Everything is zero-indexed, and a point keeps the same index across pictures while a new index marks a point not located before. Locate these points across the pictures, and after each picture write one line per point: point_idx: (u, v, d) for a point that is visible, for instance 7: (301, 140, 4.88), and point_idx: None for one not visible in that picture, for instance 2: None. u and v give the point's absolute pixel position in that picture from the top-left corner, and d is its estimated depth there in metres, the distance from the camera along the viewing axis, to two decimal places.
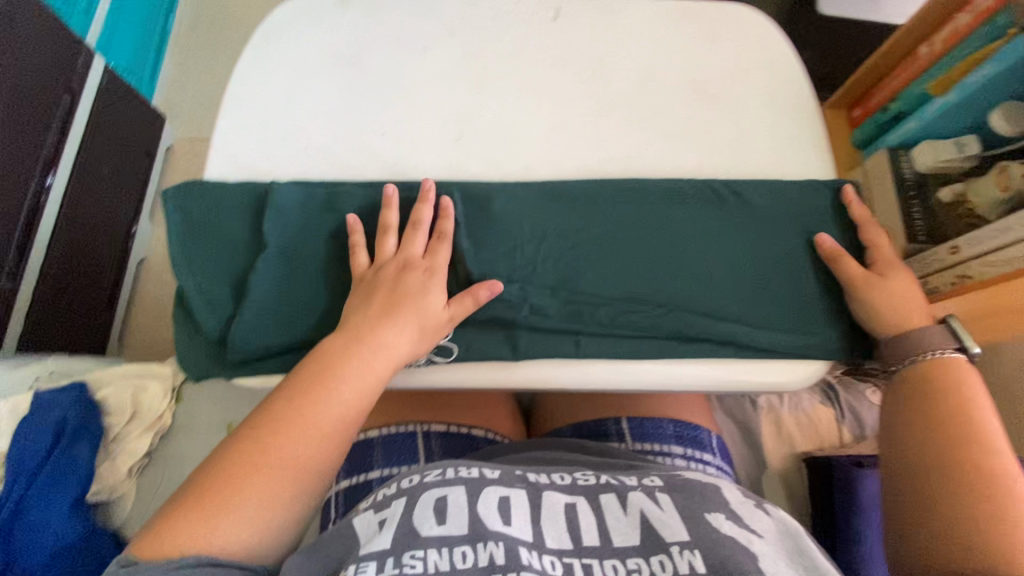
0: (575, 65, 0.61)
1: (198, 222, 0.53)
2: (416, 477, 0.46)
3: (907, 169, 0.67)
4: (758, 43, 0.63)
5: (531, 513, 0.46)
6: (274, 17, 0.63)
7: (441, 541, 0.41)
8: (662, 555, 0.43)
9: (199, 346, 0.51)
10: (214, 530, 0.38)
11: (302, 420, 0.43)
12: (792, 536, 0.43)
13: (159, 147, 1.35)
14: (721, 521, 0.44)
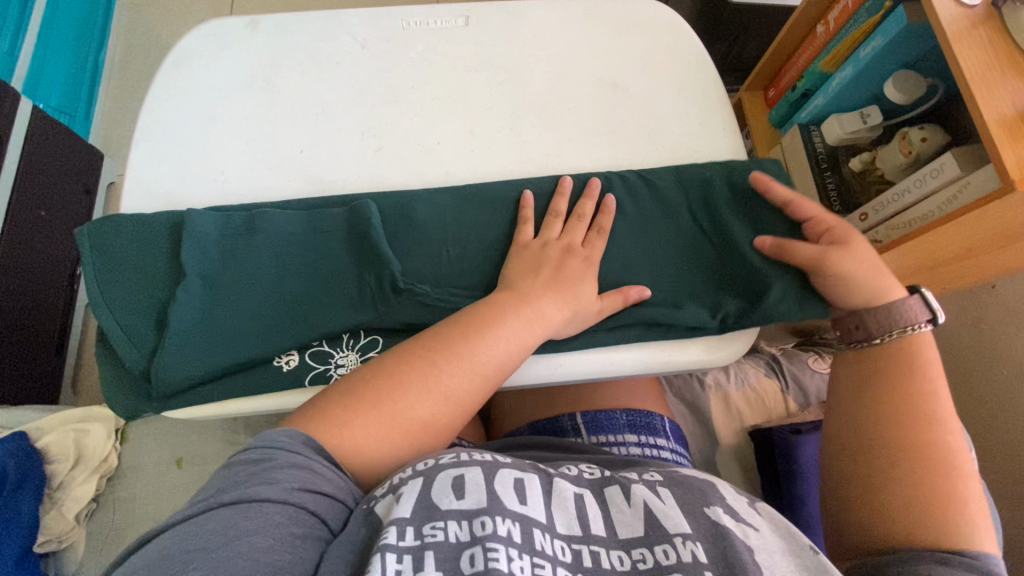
0: (487, 70, 0.63)
1: (114, 258, 0.52)
2: (430, 460, 0.46)
3: (819, 143, 0.69)
4: (664, 33, 0.65)
5: (543, 497, 0.45)
6: (182, 45, 0.63)
7: (461, 514, 0.42)
8: (666, 544, 0.43)
9: (127, 382, 0.50)
10: (337, 449, 0.44)
11: (467, 359, 0.47)
12: (788, 535, 0.45)
13: (100, 185, 1.32)
14: (720, 513, 0.45)
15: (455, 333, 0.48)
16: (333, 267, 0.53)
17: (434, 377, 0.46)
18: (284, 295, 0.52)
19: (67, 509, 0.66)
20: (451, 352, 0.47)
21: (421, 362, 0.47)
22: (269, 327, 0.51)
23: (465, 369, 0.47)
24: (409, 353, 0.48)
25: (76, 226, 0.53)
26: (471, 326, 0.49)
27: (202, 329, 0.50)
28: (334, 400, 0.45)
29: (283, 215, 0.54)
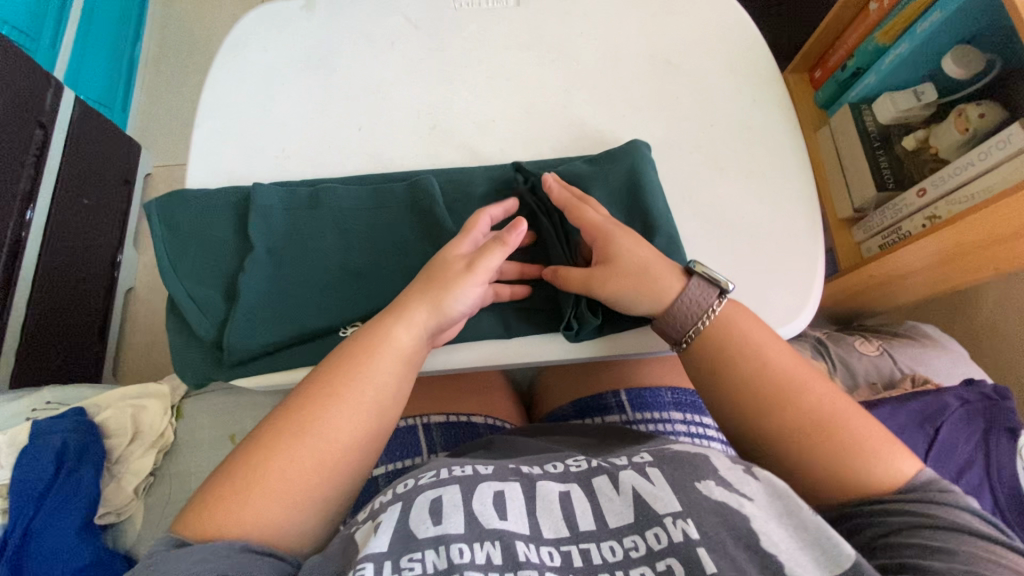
0: (539, 47, 0.63)
1: (183, 230, 0.54)
2: (411, 481, 0.45)
3: (870, 122, 0.71)
4: (716, 11, 0.65)
5: (527, 506, 0.44)
6: (239, 26, 0.64)
7: (438, 541, 0.41)
8: (657, 528, 0.41)
9: (197, 351, 0.52)
10: (244, 512, 0.40)
11: (307, 414, 0.44)
12: (783, 498, 0.42)
13: (137, 175, 1.34)
14: (712, 487, 0.43)
15: (322, 382, 0.45)
16: (395, 239, 0.54)
17: (296, 436, 0.43)
18: (347, 265, 0.53)
19: (126, 481, 0.68)
20: (333, 400, 0.44)
21: (283, 433, 0.43)
22: (334, 296, 0.52)
23: (355, 408, 0.45)
24: (277, 417, 0.44)
25: (146, 200, 0.55)
26: (338, 373, 0.46)
27: (269, 298, 0.51)
28: (223, 485, 0.41)
29: (344, 188, 0.55)
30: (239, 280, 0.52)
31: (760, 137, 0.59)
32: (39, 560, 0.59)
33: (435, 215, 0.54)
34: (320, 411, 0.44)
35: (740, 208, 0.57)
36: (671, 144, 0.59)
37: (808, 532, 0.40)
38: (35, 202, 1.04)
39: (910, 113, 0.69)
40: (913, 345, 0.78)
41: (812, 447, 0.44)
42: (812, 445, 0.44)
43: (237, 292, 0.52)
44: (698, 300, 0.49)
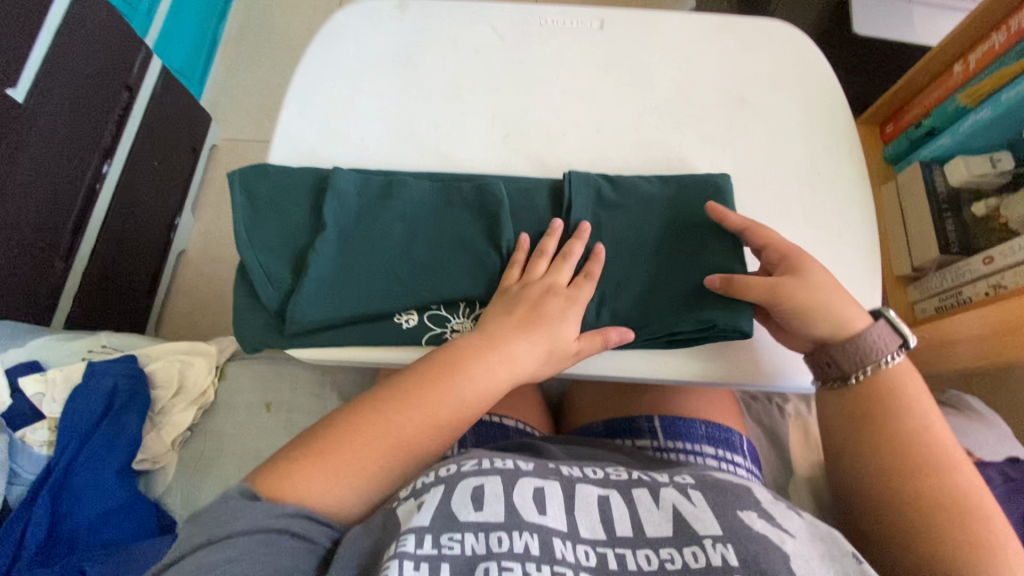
0: (618, 71, 0.64)
1: (262, 202, 0.57)
2: (453, 466, 0.46)
3: (940, 185, 0.71)
4: (797, 55, 0.65)
5: (565, 504, 0.45)
6: (336, 19, 0.67)
7: (477, 526, 0.42)
8: (695, 546, 0.43)
9: (260, 317, 0.55)
10: (319, 482, 0.42)
11: (402, 411, 0.46)
12: (827, 540, 0.44)
13: (204, 145, 1.41)
14: (754, 519, 0.45)
15: (422, 383, 0.47)
16: (456, 232, 0.56)
17: (383, 430, 0.45)
18: (410, 252, 0.55)
19: (165, 432, 0.71)
20: (422, 410, 0.46)
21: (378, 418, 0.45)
22: (394, 279, 0.54)
23: (441, 417, 0.47)
24: (371, 409, 0.46)
25: (231, 168, 0.58)
26: (433, 379, 0.48)
27: (332, 274, 0.54)
28: (314, 453, 0.43)
29: (416, 180, 0.57)
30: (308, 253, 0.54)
31: (828, 184, 0.60)
32: (76, 498, 0.64)
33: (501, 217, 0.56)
34: (410, 422, 0.46)
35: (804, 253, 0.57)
36: (740, 180, 0.60)
37: (849, 574, 0.41)
38: (112, 157, 1.10)
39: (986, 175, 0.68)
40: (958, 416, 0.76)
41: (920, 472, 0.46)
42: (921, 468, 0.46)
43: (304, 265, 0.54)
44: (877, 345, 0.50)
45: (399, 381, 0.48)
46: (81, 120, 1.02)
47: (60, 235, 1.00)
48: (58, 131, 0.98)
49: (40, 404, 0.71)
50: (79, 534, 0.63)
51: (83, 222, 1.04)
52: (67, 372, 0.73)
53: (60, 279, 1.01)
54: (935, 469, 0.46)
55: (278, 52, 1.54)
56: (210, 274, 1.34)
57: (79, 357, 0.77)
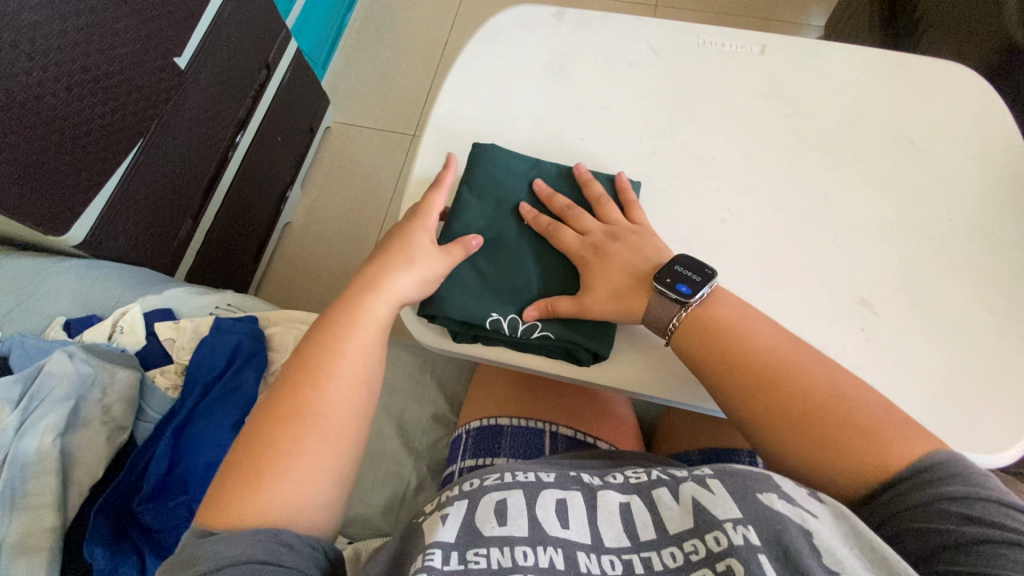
0: (775, 99, 0.62)
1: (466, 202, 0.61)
2: (476, 481, 0.49)
3: None
4: (976, 101, 0.61)
5: (588, 515, 0.46)
6: (494, 21, 0.69)
7: (503, 540, 0.43)
8: (715, 531, 0.41)
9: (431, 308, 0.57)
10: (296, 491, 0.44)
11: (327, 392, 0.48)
12: (854, 519, 0.40)
13: (319, 127, 1.49)
14: (773, 499, 0.42)
15: (309, 366, 0.49)
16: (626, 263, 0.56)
17: (320, 418, 0.46)
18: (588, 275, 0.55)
19: None
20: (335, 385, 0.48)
21: (304, 414, 0.46)
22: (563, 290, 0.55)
23: (349, 385, 0.49)
24: (271, 407, 0.47)
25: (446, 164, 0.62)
26: (322, 357, 0.49)
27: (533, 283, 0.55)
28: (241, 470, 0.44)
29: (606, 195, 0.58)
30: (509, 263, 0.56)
31: (999, 242, 0.55)
32: (194, 440, 0.68)
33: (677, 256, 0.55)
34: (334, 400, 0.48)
35: (972, 317, 0.53)
36: (900, 229, 0.56)
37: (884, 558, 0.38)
38: (245, 129, 1.18)
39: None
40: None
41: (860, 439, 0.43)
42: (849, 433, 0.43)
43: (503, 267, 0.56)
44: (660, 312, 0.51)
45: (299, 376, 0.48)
46: (228, 92, 1.11)
47: (194, 194, 1.08)
48: (207, 100, 1.05)
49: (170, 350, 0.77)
50: (194, 471, 0.67)
51: (213, 185, 1.12)
52: (196, 323, 0.77)
53: (188, 236, 1.09)
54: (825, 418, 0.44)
55: (398, 45, 1.61)
56: (310, 249, 1.41)
57: (208, 313, 0.82)
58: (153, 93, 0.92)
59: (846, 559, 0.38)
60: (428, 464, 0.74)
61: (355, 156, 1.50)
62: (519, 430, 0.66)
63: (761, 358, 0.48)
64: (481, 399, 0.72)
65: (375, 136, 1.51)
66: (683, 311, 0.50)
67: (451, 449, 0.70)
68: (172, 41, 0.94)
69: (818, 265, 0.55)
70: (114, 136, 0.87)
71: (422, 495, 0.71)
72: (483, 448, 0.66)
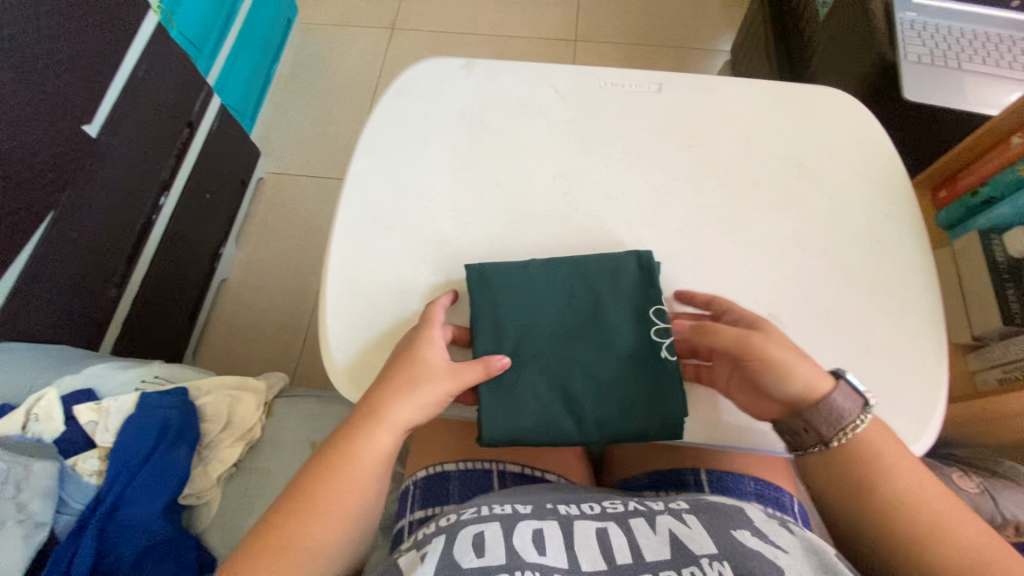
0: (675, 133, 0.66)
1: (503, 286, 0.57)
2: (454, 517, 0.51)
3: (999, 253, 0.71)
4: (852, 123, 0.66)
5: (564, 542, 0.49)
6: (406, 75, 0.71)
7: (481, 570, 0.45)
8: (693, 566, 0.45)
9: (358, 358, 0.57)
10: None
11: (329, 500, 0.49)
12: (817, 552, 0.47)
13: (252, 179, 1.47)
14: (747, 536, 0.48)
15: (318, 480, 0.50)
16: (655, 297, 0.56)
17: (299, 547, 0.47)
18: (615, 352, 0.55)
19: (212, 467, 0.73)
20: (327, 506, 0.49)
21: (290, 538, 0.47)
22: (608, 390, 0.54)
23: (343, 514, 0.49)
24: (280, 512, 0.48)
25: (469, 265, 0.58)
26: (336, 467, 0.50)
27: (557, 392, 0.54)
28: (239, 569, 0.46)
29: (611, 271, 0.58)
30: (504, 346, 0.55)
31: (885, 249, 0.60)
32: (121, 528, 0.65)
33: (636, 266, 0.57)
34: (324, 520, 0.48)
35: (866, 322, 0.57)
36: (797, 244, 0.60)
37: None
38: (170, 189, 1.14)
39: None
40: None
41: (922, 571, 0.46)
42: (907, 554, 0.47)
43: (517, 403, 0.54)
44: (844, 409, 0.49)
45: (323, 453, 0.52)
46: (146, 154, 1.08)
47: (116, 263, 1.03)
48: (124, 164, 1.02)
49: (93, 433, 0.72)
50: (120, 563, 0.63)
51: (138, 250, 1.08)
52: (120, 401, 0.73)
53: (112, 305, 1.04)
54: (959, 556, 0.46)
55: (328, 92, 1.62)
56: (250, 304, 1.37)
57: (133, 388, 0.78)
58: (62, 164, 0.88)
59: None
60: (379, 520, 0.73)
61: (290, 206, 1.48)
62: (466, 472, 0.66)
63: (876, 487, 0.49)
64: (426, 446, 0.71)
65: (309, 184, 1.50)
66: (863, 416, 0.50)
67: (400, 500, 0.69)
68: (80, 109, 0.91)
69: (727, 287, 0.58)
70: (19, 212, 0.83)
71: (374, 554, 0.69)
72: (431, 497, 0.65)
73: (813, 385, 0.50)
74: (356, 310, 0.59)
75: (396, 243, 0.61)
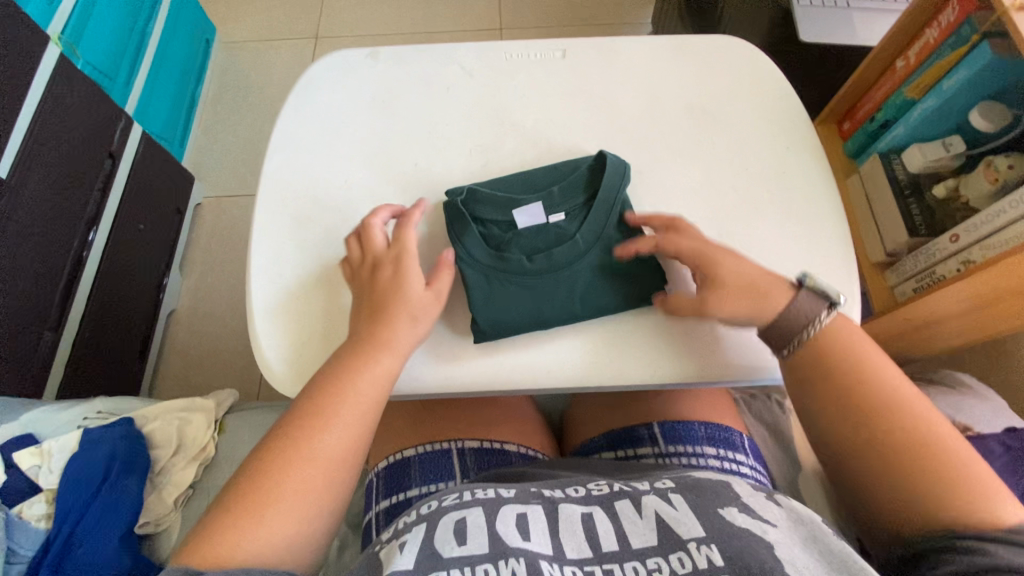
0: (583, 96, 0.68)
1: (486, 203, 0.60)
2: (435, 504, 0.47)
3: (900, 171, 0.76)
4: (750, 66, 0.69)
5: (549, 527, 0.45)
6: (313, 70, 0.70)
7: (463, 561, 0.41)
8: (681, 553, 0.42)
9: (290, 358, 0.57)
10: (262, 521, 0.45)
11: (329, 415, 0.50)
12: (807, 523, 0.44)
13: (189, 205, 1.43)
14: (735, 513, 0.44)
15: (313, 415, 0.50)
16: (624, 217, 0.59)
17: (303, 454, 0.48)
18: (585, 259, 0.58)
19: (167, 492, 0.74)
20: (331, 418, 0.50)
21: (295, 446, 0.49)
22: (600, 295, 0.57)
23: (345, 427, 0.50)
24: (277, 443, 0.49)
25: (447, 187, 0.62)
26: (330, 396, 0.51)
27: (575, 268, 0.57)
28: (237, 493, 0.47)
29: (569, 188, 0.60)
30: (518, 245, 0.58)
31: (792, 181, 0.63)
32: (75, 569, 0.62)
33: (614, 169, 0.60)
34: (327, 429, 0.50)
35: (780, 249, 0.59)
36: (709, 186, 0.62)
37: (834, 556, 0.41)
38: (98, 224, 1.11)
39: (945, 160, 0.73)
40: (965, 397, 0.79)
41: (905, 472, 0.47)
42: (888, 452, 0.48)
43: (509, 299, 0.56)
44: (806, 311, 0.53)
45: (303, 394, 0.52)
46: (66, 190, 1.04)
47: (48, 305, 0.99)
48: (42, 203, 0.99)
49: (36, 478, 0.66)
50: None
51: (71, 290, 1.04)
52: (63, 440, 0.68)
53: (51, 349, 1.00)
54: (933, 456, 0.46)
55: (259, 109, 1.59)
56: (203, 331, 1.34)
57: (75, 426, 0.76)
58: None
59: (801, 561, 0.40)
60: (348, 520, 0.72)
61: (233, 229, 1.45)
62: (425, 457, 0.66)
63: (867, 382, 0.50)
64: (384, 436, 0.71)
65: (250, 204, 1.47)
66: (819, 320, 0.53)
67: (365, 495, 0.69)
68: None
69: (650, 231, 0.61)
70: None
71: (347, 552, 0.69)
72: (394, 486, 0.65)
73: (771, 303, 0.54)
74: (284, 309, 0.58)
75: (319, 237, 0.61)
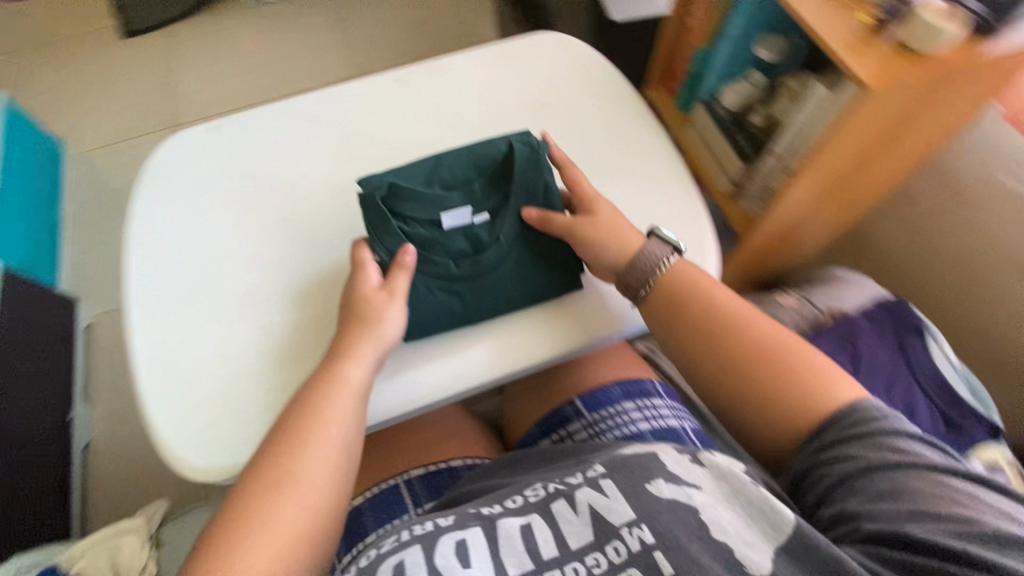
0: (428, 116, 0.71)
1: (421, 202, 0.61)
2: (373, 552, 0.47)
3: (722, 111, 0.85)
4: (571, 52, 0.76)
5: (489, 548, 0.47)
6: (157, 153, 0.70)
7: None
8: (615, 542, 0.45)
9: (199, 446, 0.55)
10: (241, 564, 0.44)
11: (306, 446, 0.50)
12: (728, 479, 0.48)
13: (76, 330, 1.34)
14: (661, 486, 0.47)
15: (290, 447, 0.50)
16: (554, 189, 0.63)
17: (281, 489, 0.48)
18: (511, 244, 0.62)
19: None
20: (308, 447, 0.50)
21: (276, 483, 0.48)
22: (533, 278, 0.62)
23: (325, 458, 0.50)
24: (251, 484, 0.48)
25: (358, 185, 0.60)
26: (303, 426, 0.51)
27: (506, 262, 0.62)
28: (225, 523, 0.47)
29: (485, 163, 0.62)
30: (458, 257, 0.61)
31: (628, 143, 0.69)
32: None
33: (526, 156, 0.62)
34: (306, 461, 0.50)
35: (634, 203, 0.66)
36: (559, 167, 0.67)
37: (746, 508, 0.46)
38: None
39: (750, 96, 0.83)
40: (835, 286, 0.88)
41: (781, 395, 0.53)
42: (784, 372, 0.54)
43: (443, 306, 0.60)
44: (654, 253, 0.60)
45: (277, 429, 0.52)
46: None
47: None
48: None
49: None
50: None
51: None
52: None
53: None
54: (790, 371, 0.54)
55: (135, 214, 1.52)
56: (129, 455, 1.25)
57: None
58: None
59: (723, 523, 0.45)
60: None
61: None
62: (374, 500, 0.65)
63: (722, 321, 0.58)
64: None
65: None
66: (673, 255, 0.61)
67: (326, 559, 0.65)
68: None
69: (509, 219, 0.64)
70: None
71: None
72: (351, 540, 0.62)
73: (626, 247, 0.61)
74: (185, 396, 0.57)
75: (205, 316, 0.60)
